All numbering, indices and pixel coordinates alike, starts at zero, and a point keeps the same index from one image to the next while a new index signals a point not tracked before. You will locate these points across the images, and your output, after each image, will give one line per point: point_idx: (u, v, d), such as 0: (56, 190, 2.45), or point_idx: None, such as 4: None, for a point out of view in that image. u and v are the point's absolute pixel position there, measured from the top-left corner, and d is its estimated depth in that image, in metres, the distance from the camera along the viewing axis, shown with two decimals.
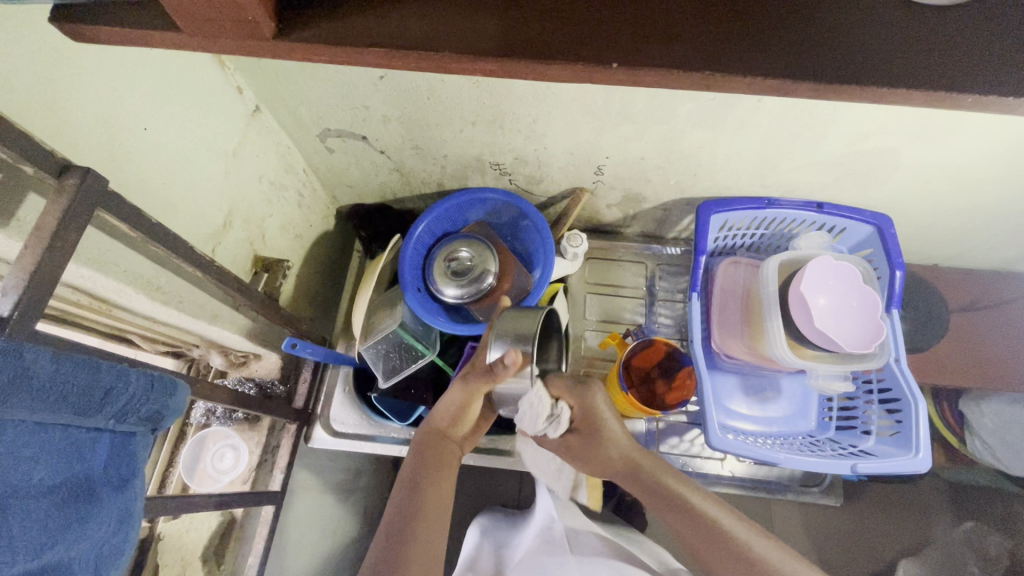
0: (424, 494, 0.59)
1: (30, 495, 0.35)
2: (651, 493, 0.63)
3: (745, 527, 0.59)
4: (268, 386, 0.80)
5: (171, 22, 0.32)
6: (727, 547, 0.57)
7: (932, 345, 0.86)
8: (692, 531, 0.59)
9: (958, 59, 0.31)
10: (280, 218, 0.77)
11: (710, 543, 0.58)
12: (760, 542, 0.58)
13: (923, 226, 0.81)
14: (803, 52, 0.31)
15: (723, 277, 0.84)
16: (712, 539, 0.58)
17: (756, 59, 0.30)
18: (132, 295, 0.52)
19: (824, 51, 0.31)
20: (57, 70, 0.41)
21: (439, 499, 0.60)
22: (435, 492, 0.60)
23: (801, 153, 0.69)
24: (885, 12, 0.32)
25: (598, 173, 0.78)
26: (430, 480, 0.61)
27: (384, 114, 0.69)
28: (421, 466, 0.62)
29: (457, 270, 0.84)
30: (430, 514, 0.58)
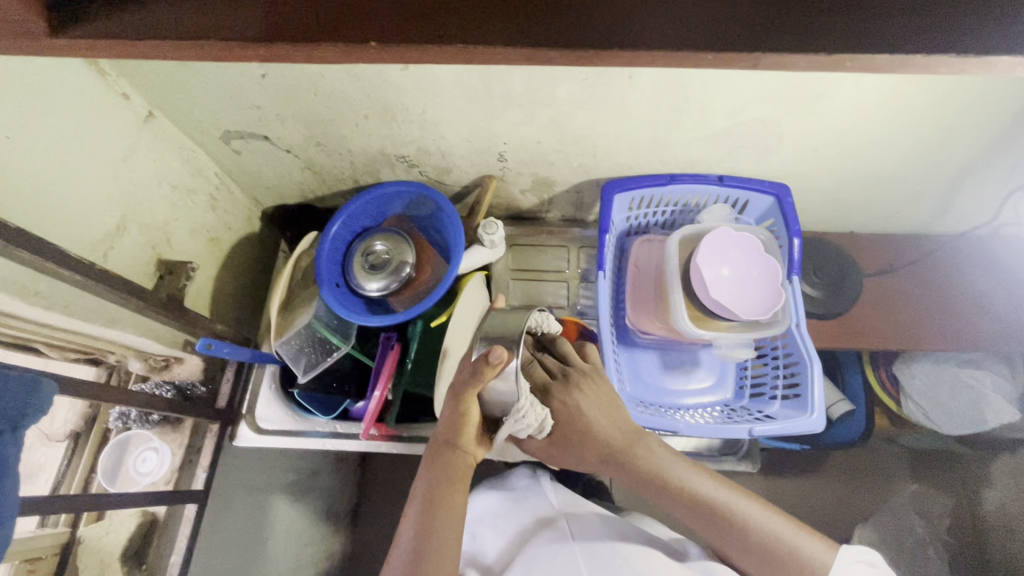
0: (439, 512, 0.55)
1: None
2: (647, 484, 0.62)
3: (750, 505, 0.60)
4: (188, 388, 0.81)
5: None
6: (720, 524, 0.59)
7: (847, 310, 0.88)
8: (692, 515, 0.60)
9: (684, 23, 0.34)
10: (189, 221, 0.78)
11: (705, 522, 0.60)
12: (750, 511, 0.59)
13: (827, 194, 0.83)
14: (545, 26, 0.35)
15: (636, 255, 0.86)
16: (707, 521, 0.60)
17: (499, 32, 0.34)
18: (8, 301, 0.53)
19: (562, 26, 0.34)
20: None
21: (454, 514, 0.55)
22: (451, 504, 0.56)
23: (687, 128, 0.70)
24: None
25: (502, 160, 0.79)
26: (442, 495, 0.56)
27: (278, 112, 0.71)
28: (435, 483, 0.57)
29: (375, 263, 0.86)
30: (446, 521, 0.55)
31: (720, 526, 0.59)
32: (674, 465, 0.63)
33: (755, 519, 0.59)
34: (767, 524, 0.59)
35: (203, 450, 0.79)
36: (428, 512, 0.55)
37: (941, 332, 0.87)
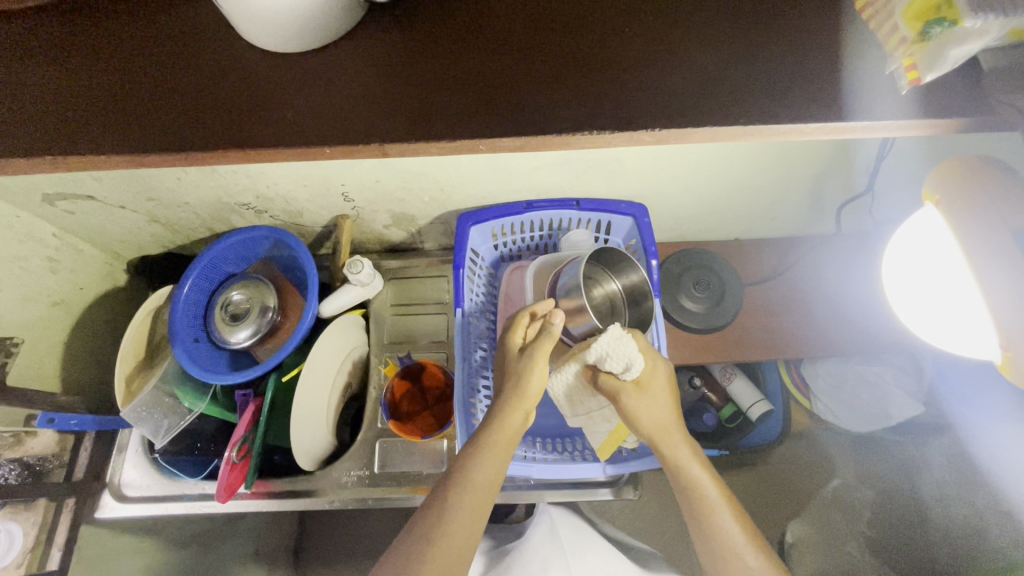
0: (448, 509, 0.55)
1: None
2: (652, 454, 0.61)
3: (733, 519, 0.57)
4: (39, 465, 0.75)
5: None
6: (703, 529, 0.58)
7: (730, 323, 0.86)
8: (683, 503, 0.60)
9: None
10: (20, 290, 0.74)
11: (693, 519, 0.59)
12: (733, 529, 0.57)
13: (693, 208, 0.81)
14: None
15: (508, 283, 0.82)
16: (695, 517, 0.59)
17: None
18: None
19: None
20: None
21: (465, 513, 0.55)
22: (463, 500, 0.55)
23: (521, 159, 0.67)
24: None
25: (349, 200, 0.76)
26: (455, 494, 0.56)
27: (89, 174, 0.67)
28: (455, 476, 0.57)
29: (236, 313, 0.82)
30: (453, 519, 0.55)
31: (701, 532, 0.58)
32: (689, 451, 0.60)
33: (736, 539, 0.57)
34: (744, 551, 0.56)
35: (60, 527, 0.76)
36: (432, 504, 0.56)
37: (823, 338, 0.86)
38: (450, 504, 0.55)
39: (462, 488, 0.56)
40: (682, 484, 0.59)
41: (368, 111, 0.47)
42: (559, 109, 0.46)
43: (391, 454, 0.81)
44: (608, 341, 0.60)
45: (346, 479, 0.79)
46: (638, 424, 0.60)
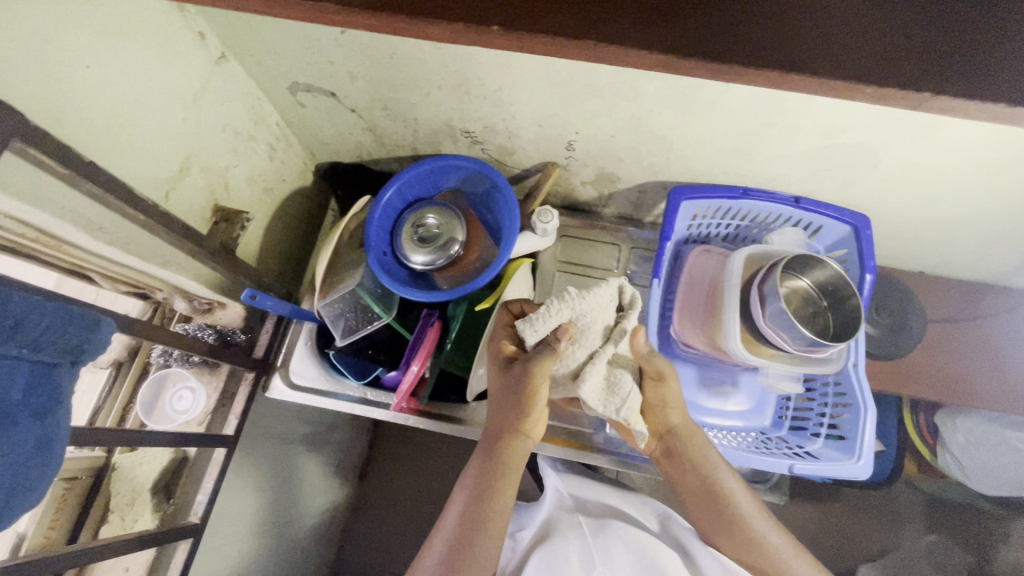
0: (488, 511, 0.62)
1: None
2: (678, 453, 0.69)
3: (751, 509, 0.67)
4: (228, 333, 0.81)
5: None
6: (724, 511, 0.67)
7: (903, 354, 0.84)
8: (700, 492, 0.68)
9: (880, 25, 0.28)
10: (247, 169, 0.77)
11: (718, 509, 0.67)
12: (748, 506, 0.67)
13: (907, 231, 0.78)
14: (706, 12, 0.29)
15: (692, 265, 0.83)
16: (719, 505, 0.67)
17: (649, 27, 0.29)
18: (72, 233, 0.52)
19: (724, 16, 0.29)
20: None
21: (500, 509, 0.62)
22: (500, 498, 0.63)
23: (776, 143, 0.66)
24: None
25: (570, 148, 0.76)
26: (493, 495, 0.62)
27: (349, 71, 0.68)
28: (488, 479, 0.63)
29: (424, 236, 0.85)
30: (494, 515, 0.62)
31: (721, 514, 0.67)
32: (709, 454, 0.69)
33: (748, 511, 0.67)
34: (763, 528, 0.66)
35: (236, 397, 0.81)
36: (472, 507, 0.62)
37: (998, 390, 0.83)
38: (489, 500, 0.62)
39: (496, 485, 0.63)
40: (703, 474, 0.68)
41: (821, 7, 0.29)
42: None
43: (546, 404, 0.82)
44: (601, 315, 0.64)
45: None
46: (665, 416, 0.69)
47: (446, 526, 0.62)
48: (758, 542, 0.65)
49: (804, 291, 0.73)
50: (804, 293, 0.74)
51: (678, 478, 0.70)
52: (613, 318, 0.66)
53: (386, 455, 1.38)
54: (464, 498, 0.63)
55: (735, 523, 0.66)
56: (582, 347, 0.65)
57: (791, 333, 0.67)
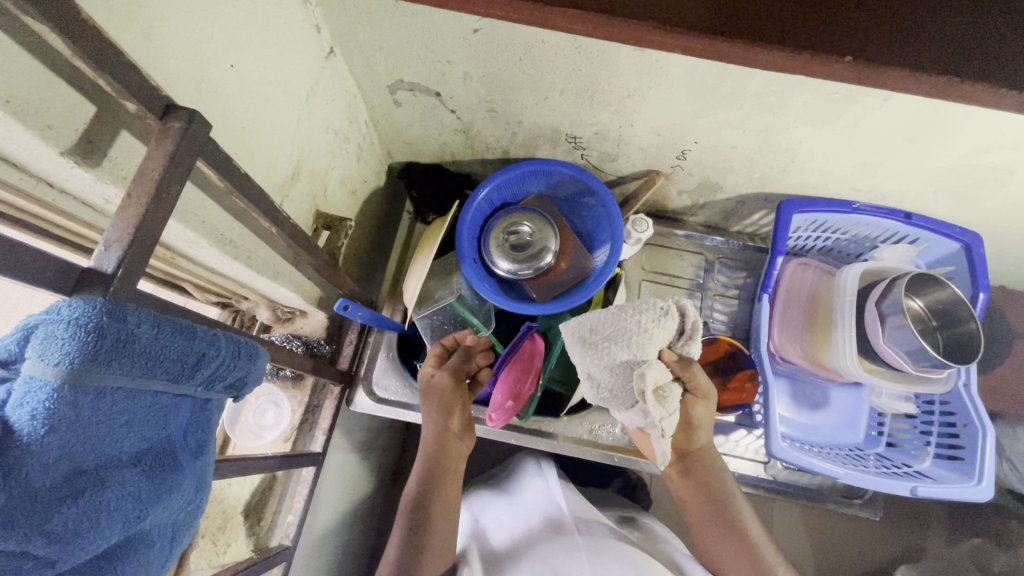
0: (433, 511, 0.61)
1: (48, 499, 0.28)
2: (700, 476, 0.67)
3: (761, 536, 0.65)
4: (314, 345, 0.78)
5: None
6: (736, 536, 0.64)
7: (988, 369, 0.85)
8: (713, 515, 0.65)
9: None
10: (340, 172, 0.72)
11: (731, 534, 0.64)
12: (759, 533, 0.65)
13: (1009, 249, 0.77)
14: None
15: (789, 278, 0.81)
16: (733, 530, 0.64)
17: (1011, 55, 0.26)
18: (205, 248, 0.48)
19: None
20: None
21: (447, 505, 0.62)
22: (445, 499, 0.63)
23: (907, 160, 0.64)
24: None
25: (681, 158, 0.73)
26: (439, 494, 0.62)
27: (466, 71, 0.64)
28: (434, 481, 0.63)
29: (516, 244, 0.81)
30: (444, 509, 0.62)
31: (734, 540, 0.64)
32: (726, 481, 0.67)
33: (758, 539, 0.65)
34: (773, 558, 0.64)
35: (320, 411, 0.77)
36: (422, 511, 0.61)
37: None
38: (433, 499, 0.61)
39: (439, 484, 0.63)
40: (715, 495, 0.66)
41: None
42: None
43: None
44: (648, 320, 0.61)
45: (603, 439, 0.78)
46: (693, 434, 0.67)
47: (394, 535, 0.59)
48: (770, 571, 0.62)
49: (918, 315, 0.72)
50: (920, 316, 0.72)
51: (693, 503, 0.67)
52: (663, 336, 0.62)
53: None
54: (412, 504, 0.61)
55: (751, 549, 0.64)
56: (629, 353, 0.61)
57: (914, 354, 0.66)
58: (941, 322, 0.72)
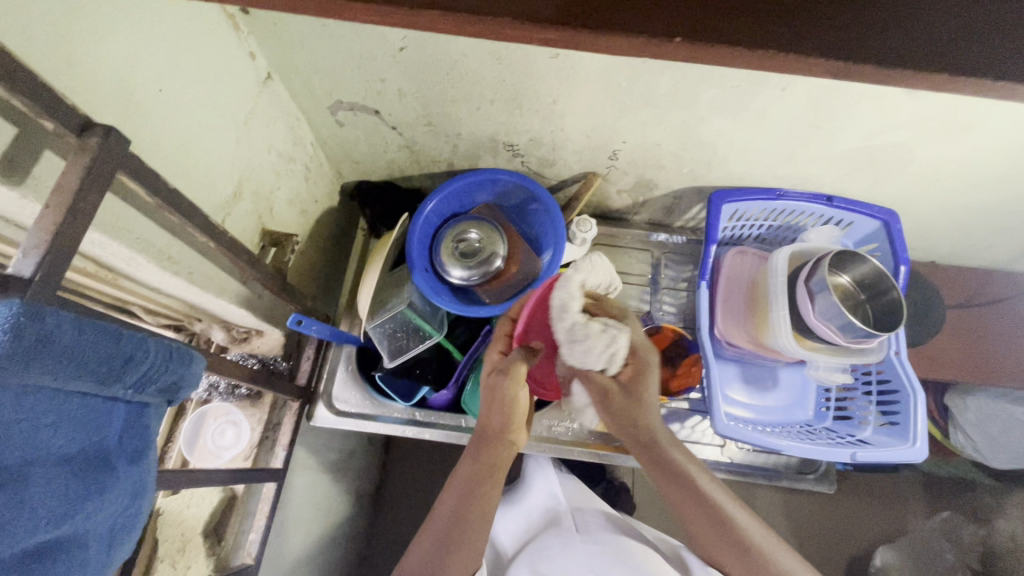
0: (475, 503, 0.64)
1: None
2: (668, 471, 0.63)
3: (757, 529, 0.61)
4: (271, 362, 0.80)
5: None
6: (726, 534, 0.61)
7: (926, 340, 0.88)
8: (697, 517, 0.62)
9: None
10: (288, 191, 0.75)
11: (718, 531, 0.61)
12: (751, 525, 0.61)
13: (928, 223, 0.83)
14: (873, 27, 0.29)
15: (729, 267, 0.84)
16: (718, 529, 0.61)
17: (819, 32, 0.29)
18: (143, 264, 0.49)
19: (893, 31, 0.29)
20: (89, 27, 0.39)
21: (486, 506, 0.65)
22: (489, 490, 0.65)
23: (817, 145, 0.69)
24: None
25: (612, 158, 0.77)
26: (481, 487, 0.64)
27: (400, 87, 0.67)
28: (476, 474, 0.65)
29: (465, 251, 0.84)
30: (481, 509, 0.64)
31: (723, 535, 0.61)
32: (698, 473, 0.63)
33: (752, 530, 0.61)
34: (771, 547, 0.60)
35: (280, 428, 0.78)
36: (464, 502, 0.64)
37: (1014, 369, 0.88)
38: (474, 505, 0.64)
39: (485, 490, 0.65)
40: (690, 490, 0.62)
41: (951, 33, 0.29)
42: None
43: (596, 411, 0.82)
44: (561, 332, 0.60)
45: (556, 432, 0.80)
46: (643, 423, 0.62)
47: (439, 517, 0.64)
48: (770, 568, 0.59)
49: (850, 292, 0.76)
50: (850, 294, 0.76)
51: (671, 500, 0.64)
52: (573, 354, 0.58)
53: (405, 477, 1.35)
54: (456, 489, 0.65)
55: (743, 545, 0.61)
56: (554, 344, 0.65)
57: (842, 326, 0.70)
58: (874, 297, 0.75)
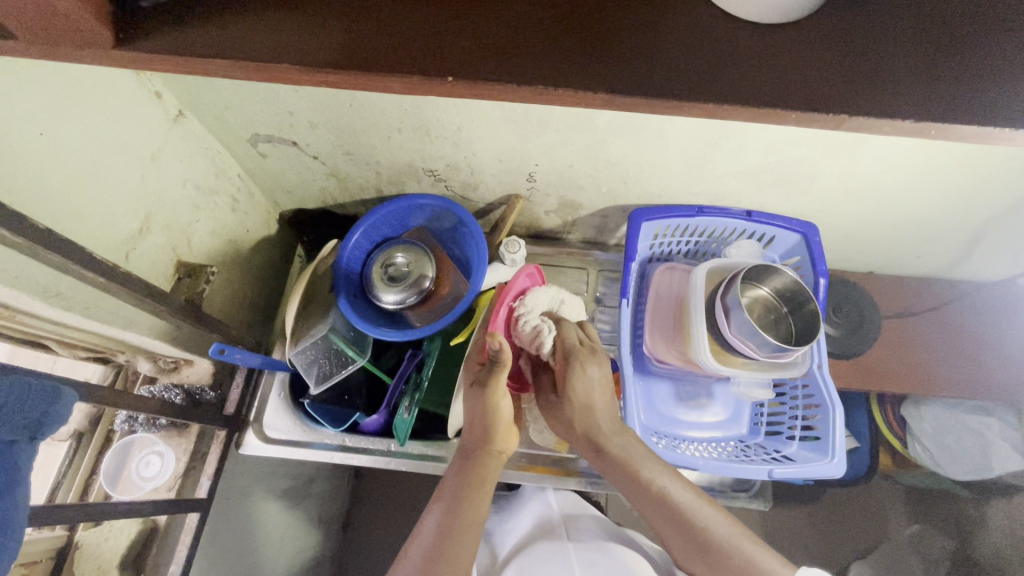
0: (465, 510, 0.58)
1: None
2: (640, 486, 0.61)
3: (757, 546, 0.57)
4: (197, 392, 0.79)
5: None
6: (688, 531, 0.58)
7: (864, 352, 0.87)
8: (659, 515, 0.60)
9: (805, 64, 0.30)
10: (211, 223, 0.76)
11: (677, 528, 0.59)
12: (715, 520, 0.58)
13: (853, 233, 0.83)
14: (642, 63, 0.30)
15: (658, 283, 0.84)
16: (678, 524, 0.59)
17: (588, 69, 0.30)
18: (29, 302, 0.51)
19: (662, 67, 0.30)
20: None
21: (475, 517, 0.59)
22: (478, 498, 0.60)
23: (723, 162, 0.70)
24: (712, 19, 0.32)
25: (530, 180, 0.78)
26: (468, 494, 0.60)
27: (309, 120, 0.69)
28: (462, 484, 0.61)
29: (394, 275, 0.85)
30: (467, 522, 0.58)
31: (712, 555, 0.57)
32: (677, 485, 0.61)
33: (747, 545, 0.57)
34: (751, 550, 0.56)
35: (208, 457, 0.79)
36: (453, 512, 0.58)
37: (955, 379, 0.87)
38: (460, 512, 0.58)
39: (468, 497, 0.60)
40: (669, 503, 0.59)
41: (720, 68, 0.30)
42: (1009, 84, 0.29)
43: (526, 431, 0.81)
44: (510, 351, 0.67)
45: None
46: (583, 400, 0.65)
47: (426, 530, 0.57)
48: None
49: (768, 305, 0.77)
50: (768, 307, 0.77)
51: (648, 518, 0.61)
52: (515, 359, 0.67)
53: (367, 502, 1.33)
54: (440, 503, 0.60)
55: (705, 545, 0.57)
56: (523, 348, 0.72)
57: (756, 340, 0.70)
58: (794, 309, 0.75)
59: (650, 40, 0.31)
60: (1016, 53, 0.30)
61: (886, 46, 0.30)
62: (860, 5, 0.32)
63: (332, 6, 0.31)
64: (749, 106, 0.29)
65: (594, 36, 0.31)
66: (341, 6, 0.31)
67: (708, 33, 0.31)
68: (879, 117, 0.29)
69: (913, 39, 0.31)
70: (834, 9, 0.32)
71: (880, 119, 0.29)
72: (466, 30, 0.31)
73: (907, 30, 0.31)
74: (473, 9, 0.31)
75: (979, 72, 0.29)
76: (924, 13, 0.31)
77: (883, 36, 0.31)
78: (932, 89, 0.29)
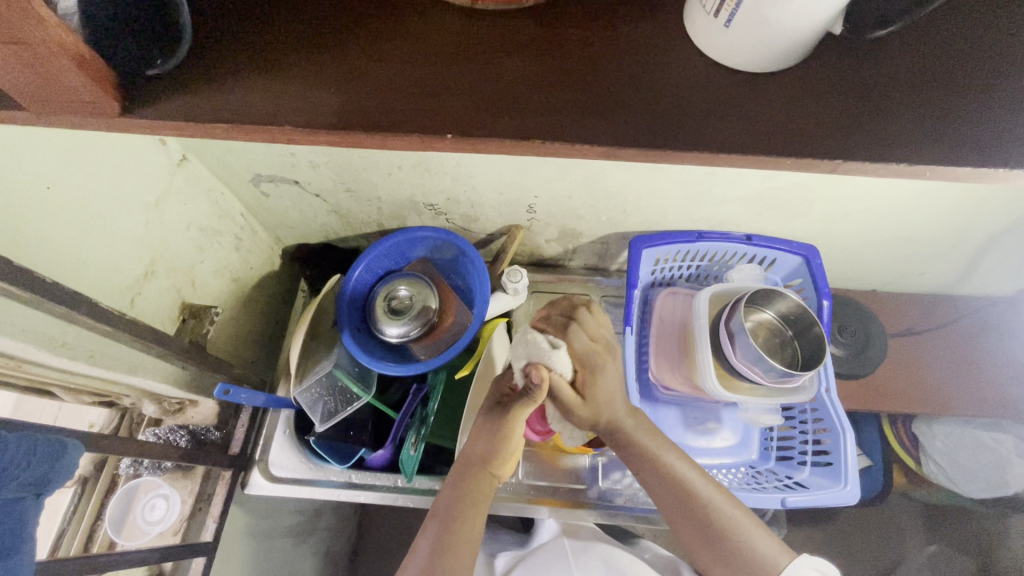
0: (458, 530, 0.56)
1: None
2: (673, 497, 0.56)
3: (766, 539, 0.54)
4: (202, 433, 0.79)
5: (17, 102, 0.33)
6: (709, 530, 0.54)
7: (871, 371, 0.87)
8: (672, 500, 0.56)
9: (788, 112, 0.32)
10: (215, 263, 0.77)
11: (675, 501, 0.56)
12: (708, 487, 0.56)
13: (853, 253, 0.83)
14: (634, 116, 0.31)
15: (661, 309, 0.84)
16: (675, 496, 0.55)
17: (581, 123, 0.31)
18: (35, 353, 0.51)
19: (654, 119, 0.31)
20: None
21: (472, 531, 0.57)
22: (471, 521, 0.57)
23: (722, 189, 0.70)
24: (701, 70, 0.33)
25: (531, 212, 0.79)
26: (464, 513, 0.57)
27: (310, 160, 0.70)
28: (458, 502, 0.59)
29: (398, 308, 0.84)
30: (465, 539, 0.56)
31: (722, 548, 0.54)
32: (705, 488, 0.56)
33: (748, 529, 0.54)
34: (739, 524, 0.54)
35: (214, 498, 0.78)
36: (448, 527, 0.56)
37: (963, 396, 0.86)
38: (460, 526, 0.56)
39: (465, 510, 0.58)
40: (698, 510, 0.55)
41: (713, 116, 0.31)
42: (987, 126, 0.30)
43: (534, 463, 0.81)
44: None
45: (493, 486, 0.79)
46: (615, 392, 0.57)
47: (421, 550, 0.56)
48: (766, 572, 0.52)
49: (771, 326, 0.76)
50: (771, 328, 0.76)
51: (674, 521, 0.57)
52: None
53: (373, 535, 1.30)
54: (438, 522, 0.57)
55: (720, 539, 0.54)
56: None
57: (761, 365, 0.69)
58: (800, 329, 0.74)
59: (639, 92, 0.32)
60: (996, 95, 0.31)
61: (867, 93, 0.32)
62: (844, 53, 0.33)
63: (333, 73, 0.33)
64: (738, 155, 0.30)
65: (584, 92, 0.32)
66: (343, 71, 0.33)
67: (699, 83, 0.32)
68: (868, 162, 0.30)
69: (901, 87, 0.32)
70: (818, 58, 0.33)
71: (866, 163, 0.30)
72: (461, 89, 0.32)
73: (894, 79, 0.32)
74: (469, 68, 0.33)
75: (962, 117, 0.30)
76: (903, 59, 0.33)
77: (867, 84, 0.32)
78: (913, 135, 0.30)
